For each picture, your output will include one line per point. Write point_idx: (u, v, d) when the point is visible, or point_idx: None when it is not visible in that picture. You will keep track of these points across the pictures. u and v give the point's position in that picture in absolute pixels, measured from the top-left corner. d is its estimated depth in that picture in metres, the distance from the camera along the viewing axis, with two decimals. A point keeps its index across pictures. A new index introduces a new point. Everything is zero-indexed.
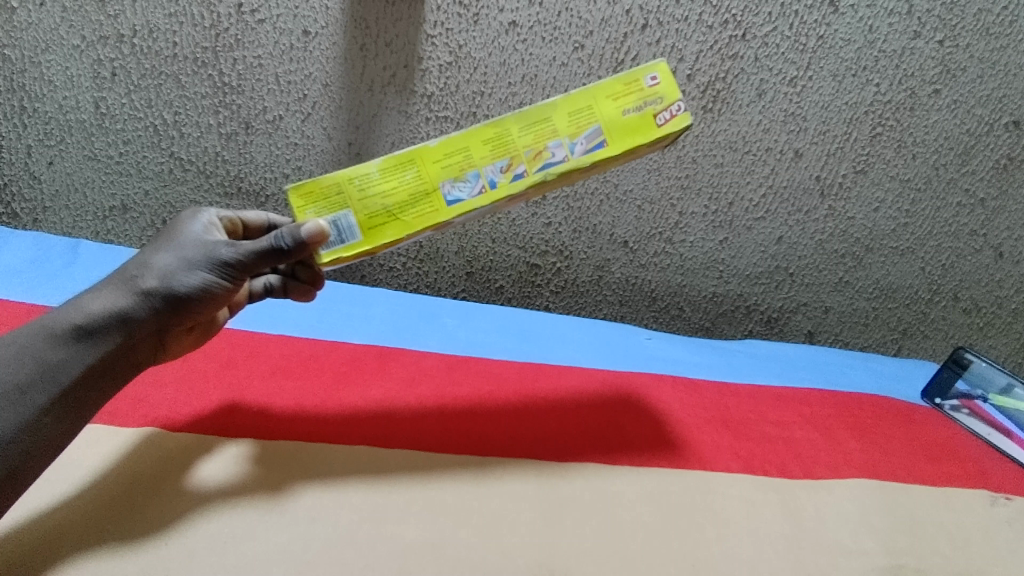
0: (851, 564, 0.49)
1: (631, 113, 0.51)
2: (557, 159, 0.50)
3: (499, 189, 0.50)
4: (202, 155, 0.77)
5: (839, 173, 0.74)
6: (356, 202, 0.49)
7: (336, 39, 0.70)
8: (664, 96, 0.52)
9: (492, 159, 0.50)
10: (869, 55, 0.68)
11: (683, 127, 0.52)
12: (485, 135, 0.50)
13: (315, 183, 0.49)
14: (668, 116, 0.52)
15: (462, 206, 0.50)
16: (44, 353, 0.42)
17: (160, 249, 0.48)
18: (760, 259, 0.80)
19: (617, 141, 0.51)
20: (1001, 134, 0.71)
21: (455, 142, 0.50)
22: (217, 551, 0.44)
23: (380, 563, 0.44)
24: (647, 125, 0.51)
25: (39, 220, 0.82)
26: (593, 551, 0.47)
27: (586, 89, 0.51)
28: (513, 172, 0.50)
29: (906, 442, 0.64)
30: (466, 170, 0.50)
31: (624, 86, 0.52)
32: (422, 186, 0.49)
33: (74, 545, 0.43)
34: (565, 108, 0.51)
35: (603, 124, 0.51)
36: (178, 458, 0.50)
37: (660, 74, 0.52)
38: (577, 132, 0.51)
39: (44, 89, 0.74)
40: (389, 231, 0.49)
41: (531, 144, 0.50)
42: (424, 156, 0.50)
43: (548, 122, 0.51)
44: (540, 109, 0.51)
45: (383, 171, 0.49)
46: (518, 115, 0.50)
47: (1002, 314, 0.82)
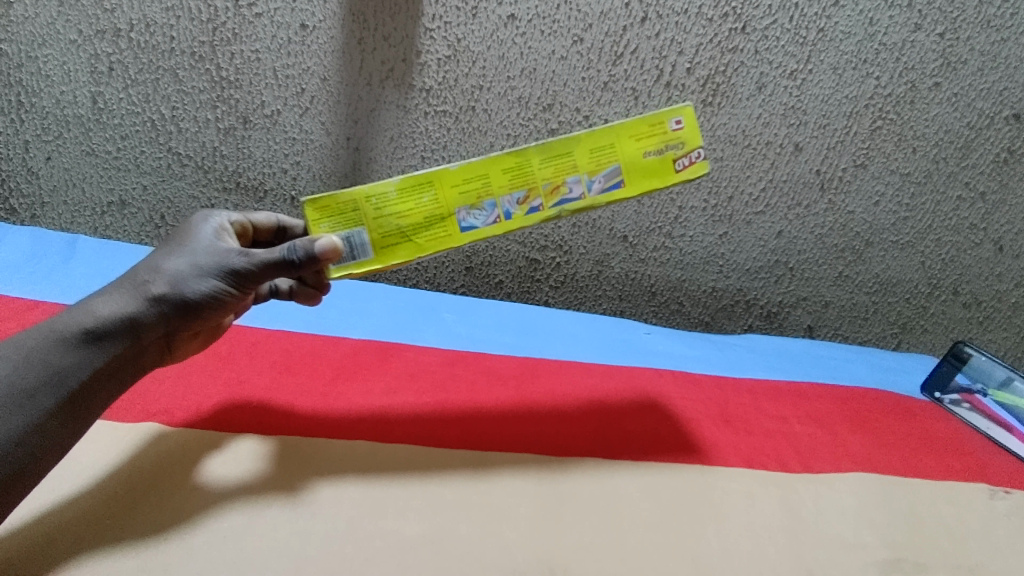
0: (851, 557, 0.49)
1: (651, 157, 0.53)
2: (573, 196, 0.52)
3: (513, 221, 0.52)
4: (200, 150, 0.77)
5: (839, 167, 0.74)
6: (371, 220, 0.50)
7: (334, 33, 0.70)
8: (685, 142, 0.54)
9: (510, 191, 0.52)
10: (870, 47, 0.68)
11: (699, 175, 0.54)
12: (507, 165, 0.51)
13: (331, 197, 0.49)
14: (687, 161, 0.54)
15: (475, 233, 0.52)
16: (48, 354, 0.42)
17: (171, 254, 0.49)
18: (760, 253, 0.79)
19: (632, 183, 0.53)
20: (1002, 127, 0.71)
21: (475, 169, 0.51)
22: (218, 547, 0.44)
23: (380, 557, 0.44)
24: (664, 170, 0.53)
25: (38, 216, 0.82)
26: (593, 545, 0.47)
27: (610, 126, 0.52)
28: (530, 205, 0.52)
29: (905, 436, 0.64)
30: (483, 198, 0.52)
31: (649, 127, 0.53)
32: (438, 210, 0.51)
33: (73, 545, 0.43)
34: (589, 144, 0.52)
35: (622, 164, 0.53)
36: (177, 456, 0.50)
37: (685, 118, 0.53)
38: (596, 170, 0.52)
39: (42, 84, 0.74)
40: (402, 251, 0.51)
41: (550, 178, 0.52)
42: (443, 179, 0.51)
43: (569, 156, 0.52)
44: (562, 141, 0.52)
45: (401, 192, 0.50)
46: (541, 147, 0.51)
47: (1002, 308, 0.82)
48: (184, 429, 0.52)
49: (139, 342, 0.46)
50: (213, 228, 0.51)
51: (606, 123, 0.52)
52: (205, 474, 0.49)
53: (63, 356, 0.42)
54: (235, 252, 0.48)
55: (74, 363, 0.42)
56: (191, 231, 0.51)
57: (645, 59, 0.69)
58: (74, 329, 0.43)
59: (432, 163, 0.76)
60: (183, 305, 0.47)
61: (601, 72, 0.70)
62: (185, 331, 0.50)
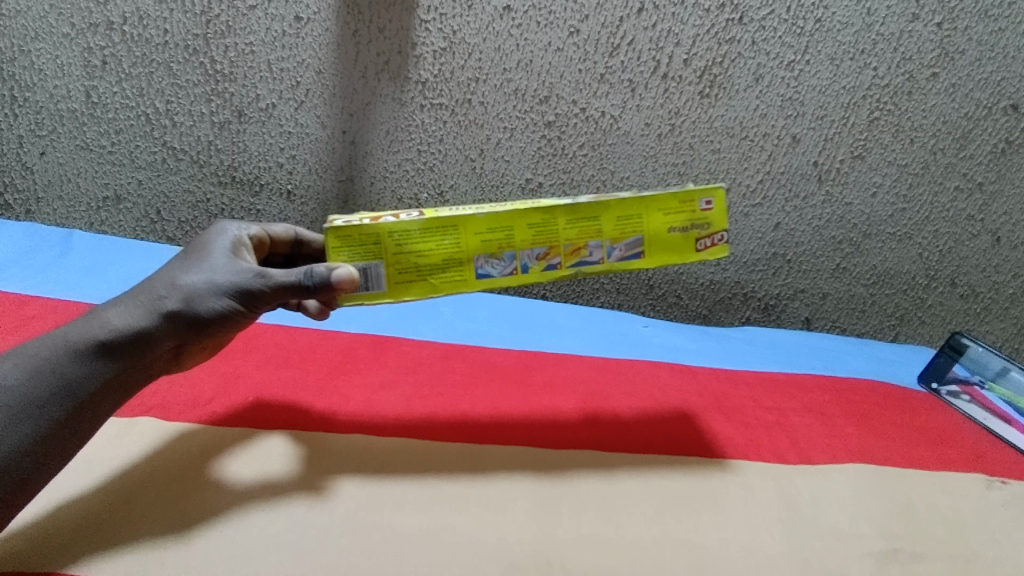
0: (848, 547, 0.49)
1: (676, 234, 0.52)
2: (593, 259, 0.52)
3: (529, 275, 0.52)
4: (195, 144, 0.76)
5: (836, 158, 0.74)
6: (390, 255, 0.50)
7: (329, 25, 0.70)
8: (712, 223, 0.53)
9: (532, 245, 0.51)
10: (867, 38, 0.68)
11: (719, 258, 0.53)
12: (534, 220, 0.51)
13: (354, 226, 0.49)
14: (710, 242, 0.53)
15: (489, 281, 0.52)
16: (49, 357, 0.41)
17: (187, 268, 0.47)
18: (758, 245, 0.79)
19: (652, 256, 0.52)
20: (999, 118, 0.71)
21: (501, 220, 0.50)
22: (214, 542, 0.44)
23: (377, 550, 0.44)
24: (686, 249, 0.53)
25: (33, 211, 0.81)
26: (590, 537, 0.47)
27: (642, 196, 0.51)
28: (548, 261, 0.52)
29: (902, 427, 0.64)
30: (504, 248, 0.51)
31: (679, 203, 0.52)
32: (457, 255, 0.50)
33: (64, 548, 0.42)
34: (618, 212, 0.51)
35: (646, 236, 0.52)
36: (169, 456, 0.50)
37: (716, 199, 0.52)
38: (620, 238, 0.52)
39: (35, 79, 0.74)
40: (413, 291, 0.51)
41: (573, 239, 0.51)
42: (466, 225, 0.50)
43: (595, 221, 0.51)
44: (592, 205, 0.51)
45: (424, 232, 0.50)
46: (571, 207, 0.50)
47: (1000, 300, 0.80)
48: (177, 427, 0.52)
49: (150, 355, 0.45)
50: (232, 241, 0.51)
51: (639, 193, 0.51)
52: (198, 472, 0.49)
53: (64, 358, 0.42)
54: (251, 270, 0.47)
55: (76, 366, 0.42)
56: (208, 244, 0.50)
57: (642, 50, 0.69)
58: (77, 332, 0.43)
59: (428, 156, 0.75)
60: (194, 321, 0.45)
61: (597, 64, 0.70)
62: (194, 347, 0.48)
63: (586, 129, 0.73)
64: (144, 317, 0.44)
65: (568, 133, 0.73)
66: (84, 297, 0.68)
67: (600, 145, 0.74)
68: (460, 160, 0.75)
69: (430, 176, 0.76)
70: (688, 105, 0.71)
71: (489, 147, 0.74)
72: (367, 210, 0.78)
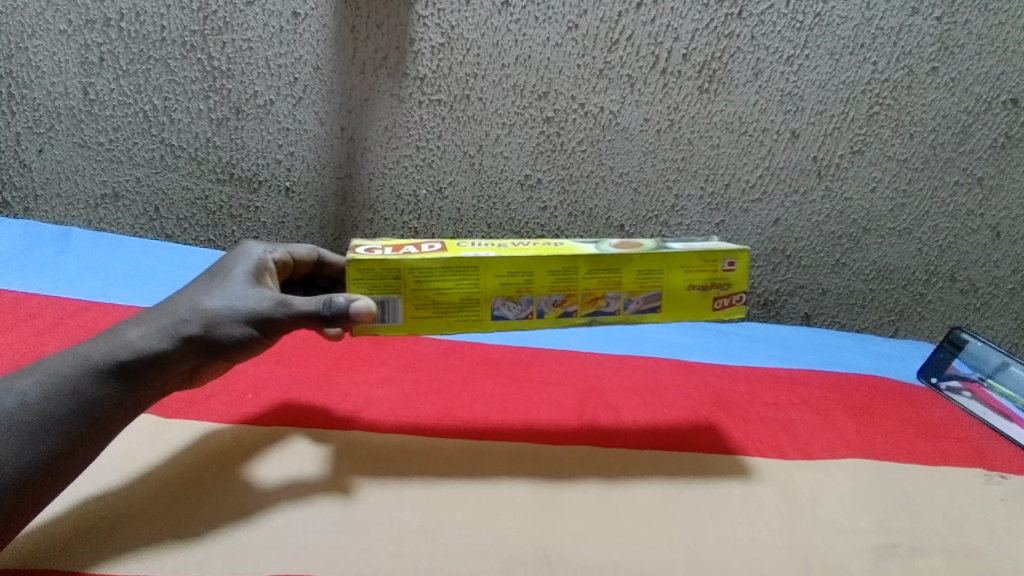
0: (847, 543, 0.49)
1: (696, 292, 0.53)
2: (609, 310, 0.52)
3: (544, 319, 0.52)
4: (193, 141, 0.75)
5: (836, 153, 0.73)
6: (408, 290, 0.50)
7: (327, 21, 0.70)
8: (732, 284, 0.54)
9: (550, 291, 0.52)
10: (866, 32, 0.68)
11: (734, 319, 0.54)
12: (555, 267, 0.51)
13: (376, 259, 0.49)
14: (728, 302, 0.54)
15: (503, 323, 0.52)
16: (60, 368, 0.41)
17: (210, 291, 0.47)
18: (757, 241, 0.78)
19: (669, 310, 0.53)
20: (999, 112, 0.71)
21: (522, 265, 0.51)
22: (211, 538, 0.43)
23: (375, 547, 0.44)
24: (704, 307, 0.53)
25: (31, 208, 0.80)
26: (588, 533, 0.47)
27: (666, 253, 0.52)
28: (564, 308, 0.52)
29: (901, 422, 0.64)
30: (522, 292, 0.51)
31: (702, 261, 0.53)
32: (474, 295, 0.51)
33: (55, 549, 0.41)
34: (640, 267, 0.52)
35: (664, 291, 0.53)
36: (163, 455, 0.49)
37: (739, 261, 0.53)
38: (639, 291, 0.52)
39: (33, 76, 0.74)
40: (428, 327, 0.51)
41: (591, 289, 0.52)
42: (487, 266, 0.51)
43: (617, 273, 0.52)
44: (615, 258, 0.52)
45: (445, 270, 0.50)
46: (594, 257, 0.51)
47: (1000, 295, 0.80)
48: (176, 424, 0.52)
49: (166, 375, 0.44)
50: (253, 264, 0.51)
51: (664, 250, 0.52)
52: (193, 470, 0.48)
53: (77, 368, 0.41)
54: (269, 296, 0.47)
55: (88, 378, 0.41)
56: (230, 265, 0.50)
57: (641, 46, 0.69)
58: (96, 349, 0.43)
59: (427, 152, 0.75)
60: (212, 344, 0.45)
61: (596, 59, 0.70)
62: (211, 368, 0.47)
63: (586, 124, 0.73)
64: (163, 339, 0.44)
65: (566, 129, 0.73)
66: (80, 294, 0.68)
67: (599, 141, 0.74)
68: (459, 156, 0.75)
69: (429, 173, 0.76)
70: (687, 100, 0.71)
71: (488, 143, 0.74)
72: (365, 206, 0.78)
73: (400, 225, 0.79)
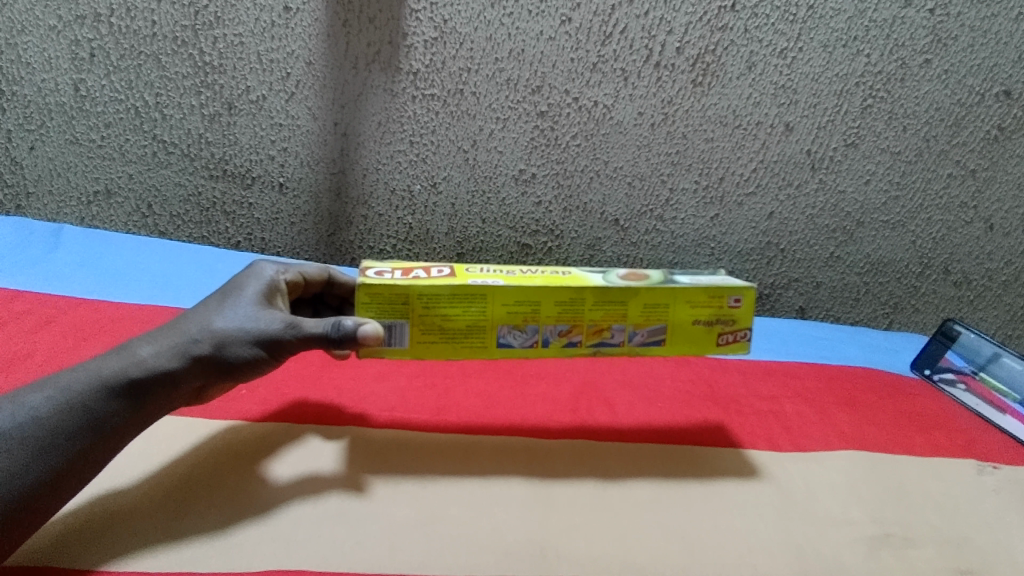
0: (841, 534, 0.49)
1: (700, 326, 0.52)
2: (613, 342, 0.52)
3: (549, 349, 0.52)
4: (186, 137, 0.75)
5: (830, 146, 0.74)
6: (416, 315, 0.49)
7: (318, 15, 0.69)
8: (736, 320, 0.53)
9: (556, 321, 0.51)
10: (860, 24, 0.68)
11: (736, 354, 0.53)
12: (562, 298, 0.50)
13: (385, 284, 0.48)
14: (731, 338, 0.53)
15: (509, 351, 0.51)
16: (64, 378, 0.40)
17: (222, 308, 0.45)
18: (752, 235, 0.78)
19: (672, 345, 0.52)
20: (992, 104, 0.72)
21: (530, 294, 0.50)
22: (205, 531, 0.43)
23: (370, 540, 0.44)
24: (707, 343, 0.53)
25: (22, 206, 0.80)
26: (583, 525, 0.47)
27: (673, 287, 0.51)
28: (570, 338, 0.51)
29: (894, 414, 0.64)
30: (529, 321, 0.50)
31: (707, 297, 0.52)
32: (481, 323, 0.50)
33: (44, 545, 0.40)
34: (646, 300, 0.51)
35: (668, 325, 0.52)
36: (155, 449, 0.49)
37: (745, 299, 0.52)
38: (644, 324, 0.52)
39: (23, 72, 0.73)
40: (434, 352, 0.50)
41: (597, 320, 0.51)
42: (495, 295, 0.49)
43: (623, 306, 0.51)
44: (622, 291, 0.51)
45: (453, 297, 0.49)
46: (602, 289, 0.50)
47: (992, 286, 0.81)
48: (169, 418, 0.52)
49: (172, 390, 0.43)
50: (264, 284, 0.49)
51: (671, 284, 0.51)
52: (186, 465, 0.48)
53: (73, 374, 0.41)
54: (278, 318, 0.45)
55: (92, 386, 0.40)
56: (242, 286, 0.48)
57: (634, 39, 0.69)
58: (104, 364, 0.41)
59: (421, 147, 0.75)
60: (222, 364, 0.44)
61: (589, 53, 0.69)
62: (219, 386, 0.46)
63: (580, 119, 0.73)
64: (173, 357, 0.42)
65: (561, 123, 0.73)
66: (76, 292, 0.67)
67: (593, 135, 0.73)
68: (453, 151, 0.75)
69: (423, 168, 0.76)
70: (681, 93, 0.71)
71: (482, 138, 0.74)
72: (359, 202, 0.78)
73: (394, 221, 0.79)
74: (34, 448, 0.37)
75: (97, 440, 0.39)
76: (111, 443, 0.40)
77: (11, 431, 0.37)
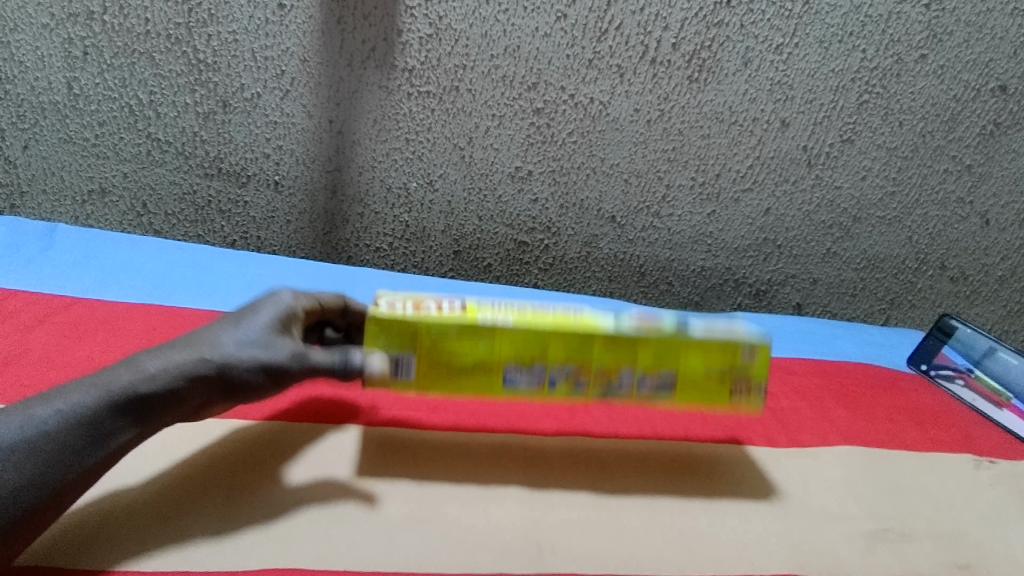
0: (837, 528, 0.49)
1: (713, 379, 0.49)
2: (622, 390, 0.49)
3: (557, 390, 0.49)
4: (180, 135, 0.75)
5: (826, 142, 0.74)
6: (422, 347, 0.48)
7: (312, 12, 0.69)
8: (753, 374, 0.50)
9: (565, 365, 0.48)
10: (856, 20, 0.68)
11: (752, 409, 0.50)
12: (572, 340, 0.48)
13: (395, 314, 0.47)
14: (745, 393, 0.50)
15: (513, 392, 0.49)
16: (69, 392, 0.40)
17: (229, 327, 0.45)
18: (748, 231, 0.78)
19: (684, 398, 0.50)
20: (987, 99, 0.72)
21: (539, 332, 0.48)
22: (207, 536, 0.42)
23: (367, 539, 0.43)
24: (720, 398, 0.50)
25: (16, 206, 0.79)
26: (581, 522, 0.47)
27: (686, 335, 0.49)
28: (576, 381, 0.49)
29: (892, 410, 0.64)
30: (537, 363, 0.48)
31: (722, 347, 0.49)
32: (486, 360, 0.48)
33: (44, 546, 0.40)
34: (656, 345, 0.49)
35: (680, 375, 0.49)
36: (156, 447, 0.48)
37: (761, 352, 0.50)
38: (655, 374, 0.49)
39: (15, 70, 0.72)
40: (437, 388, 0.48)
41: (606, 367, 0.49)
42: (503, 332, 0.48)
43: (633, 352, 0.49)
44: (633, 334, 0.49)
45: (461, 332, 0.48)
46: (611, 332, 0.48)
47: (989, 282, 0.82)
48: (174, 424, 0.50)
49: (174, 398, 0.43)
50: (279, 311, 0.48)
51: (681, 330, 0.49)
52: (187, 463, 0.47)
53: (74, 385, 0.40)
54: (289, 352, 0.45)
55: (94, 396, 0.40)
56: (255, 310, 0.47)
57: (630, 35, 0.69)
58: (110, 377, 0.41)
59: (417, 145, 0.74)
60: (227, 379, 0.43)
61: (586, 49, 0.69)
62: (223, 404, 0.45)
63: (576, 116, 0.73)
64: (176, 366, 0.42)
65: (556, 120, 0.73)
66: (72, 292, 0.65)
67: (589, 132, 0.73)
68: (449, 148, 0.74)
69: (419, 166, 0.75)
70: (677, 90, 0.71)
71: (478, 135, 0.74)
72: (356, 200, 0.77)
73: (391, 219, 0.78)
74: (40, 463, 0.37)
75: (103, 455, 0.39)
76: (117, 458, 0.40)
77: (17, 445, 0.37)
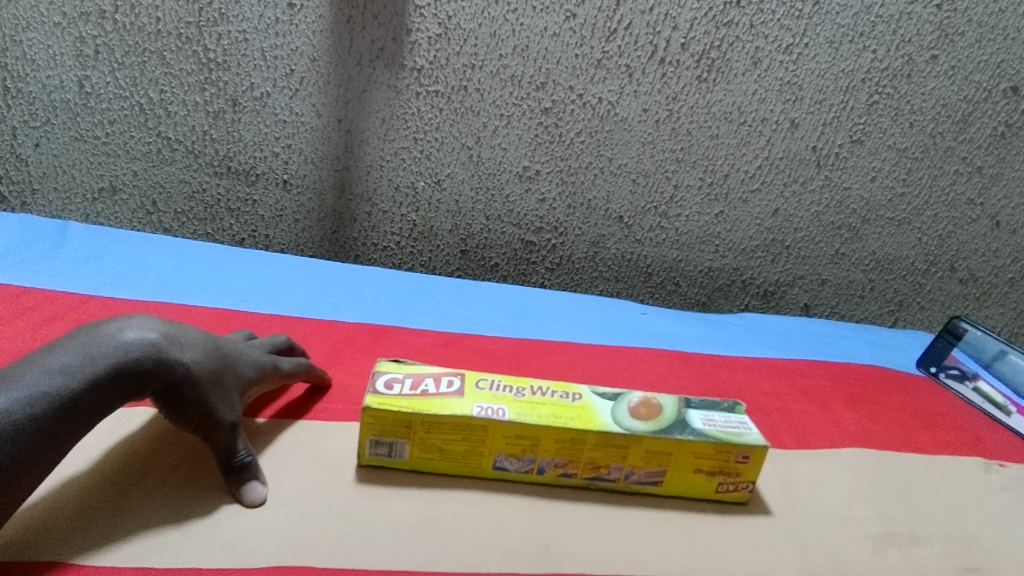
0: (846, 531, 0.48)
1: (701, 476, 0.48)
2: (609, 477, 0.48)
3: (545, 476, 0.48)
4: (190, 134, 0.75)
5: (835, 143, 0.73)
6: (416, 438, 0.46)
7: (322, 12, 0.69)
8: (743, 473, 0.48)
9: (554, 454, 0.47)
10: (866, 20, 0.68)
11: (736, 501, 0.49)
12: (563, 435, 0.46)
13: (391, 407, 0.45)
14: (733, 485, 0.49)
15: (504, 473, 0.48)
16: None
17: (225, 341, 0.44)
18: (756, 232, 0.78)
19: (671, 486, 0.49)
20: (999, 100, 0.72)
21: (530, 431, 0.46)
22: (214, 529, 0.41)
23: (376, 536, 0.43)
24: (706, 486, 0.48)
25: (27, 204, 0.79)
26: (590, 523, 0.46)
27: (681, 438, 0.46)
28: (565, 470, 0.48)
29: (901, 412, 0.64)
30: (526, 452, 0.47)
31: (715, 451, 0.47)
32: (479, 451, 0.47)
33: (47, 541, 0.38)
34: (650, 446, 0.46)
35: (670, 470, 0.48)
36: (146, 426, 0.48)
37: (755, 456, 0.47)
38: (643, 466, 0.47)
39: (27, 69, 0.72)
40: (433, 469, 0.48)
41: (595, 459, 0.47)
42: (496, 430, 0.46)
43: (623, 452, 0.47)
44: (625, 440, 0.46)
45: (452, 428, 0.46)
46: (603, 433, 0.46)
47: (999, 283, 0.81)
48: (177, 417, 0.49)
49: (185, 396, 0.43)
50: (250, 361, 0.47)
51: (678, 436, 0.46)
52: (180, 444, 0.47)
53: None
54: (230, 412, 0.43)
55: None
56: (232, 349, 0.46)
57: (639, 35, 0.69)
58: None
59: (425, 144, 0.74)
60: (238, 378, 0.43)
61: (594, 49, 0.69)
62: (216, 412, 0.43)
63: (584, 115, 0.72)
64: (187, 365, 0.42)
65: (565, 120, 0.73)
66: (83, 289, 0.66)
67: (597, 132, 0.73)
68: (457, 148, 0.74)
69: (427, 165, 0.75)
70: (686, 90, 0.71)
71: (486, 135, 0.74)
72: (363, 199, 0.78)
73: (398, 219, 0.79)
74: (52, 460, 0.37)
75: None
76: None
77: None
